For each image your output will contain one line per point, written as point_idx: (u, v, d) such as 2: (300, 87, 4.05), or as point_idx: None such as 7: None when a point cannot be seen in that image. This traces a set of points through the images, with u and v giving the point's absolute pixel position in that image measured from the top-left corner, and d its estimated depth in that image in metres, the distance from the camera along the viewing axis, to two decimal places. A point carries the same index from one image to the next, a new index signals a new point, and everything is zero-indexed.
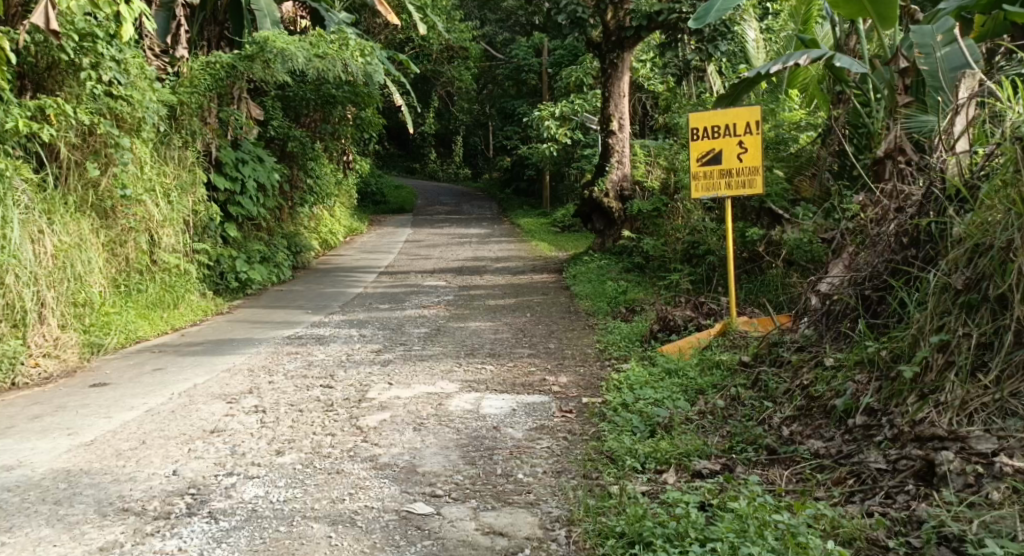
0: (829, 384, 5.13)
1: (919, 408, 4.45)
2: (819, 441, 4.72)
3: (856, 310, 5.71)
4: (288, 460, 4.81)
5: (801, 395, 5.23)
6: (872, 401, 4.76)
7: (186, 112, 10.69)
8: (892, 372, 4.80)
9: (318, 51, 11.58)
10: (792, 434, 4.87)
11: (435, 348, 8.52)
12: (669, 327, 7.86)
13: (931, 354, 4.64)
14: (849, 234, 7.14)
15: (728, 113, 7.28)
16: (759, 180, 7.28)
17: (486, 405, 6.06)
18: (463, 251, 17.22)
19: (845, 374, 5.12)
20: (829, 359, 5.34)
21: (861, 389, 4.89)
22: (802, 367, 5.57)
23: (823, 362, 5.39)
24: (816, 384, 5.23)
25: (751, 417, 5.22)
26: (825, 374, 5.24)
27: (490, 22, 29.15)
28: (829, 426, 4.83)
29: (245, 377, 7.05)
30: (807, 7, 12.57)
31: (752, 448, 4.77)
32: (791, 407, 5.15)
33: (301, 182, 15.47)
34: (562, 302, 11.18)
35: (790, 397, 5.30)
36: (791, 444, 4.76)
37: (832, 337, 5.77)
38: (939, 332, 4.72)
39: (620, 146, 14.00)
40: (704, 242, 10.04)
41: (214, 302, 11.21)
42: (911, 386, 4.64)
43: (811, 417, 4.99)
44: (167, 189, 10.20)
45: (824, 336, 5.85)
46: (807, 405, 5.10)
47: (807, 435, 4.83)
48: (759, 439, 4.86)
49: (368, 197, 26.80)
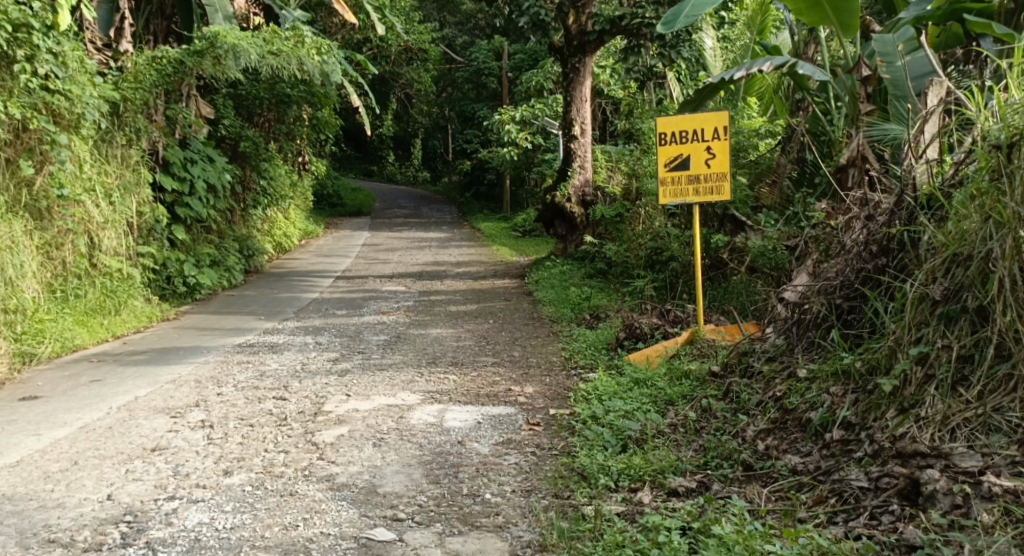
0: (804, 396, 4.95)
1: (900, 423, 4.30)
2: (796, 456, 4.53)
3: (828, 319, 5.47)
4: (237, 481, 4.52)
5: (775, 407, 5.04)
6: (850, 415, 4.59)
7: (130, 109, 10.34)
8: (870, 385, 4.64)
9: (272, 48, 11.28)
10: (767, 449, 4.66)
11: (396, 356, 8.27)
12: (635, 335, 7.67)
13: (909, 367, 4.48)
14: (814, 241, 6.94)
15: (696, 118, 7.09)
16: (727, 187, 7.07)
17: (450, 418, 5.82)
18: (423, 255, 16.95)
19: (820, 386, 4.94)
20: (803, 371, 5.13)
21: (838, 402, 4.72)
22: (773, 378, 5.34)
23: (797, 373, 5.19)
24: (790, 396, 5.04)
25: (724, 430, 5.02)
26: (799, 386, 5.05)
27: (449, 24, 28.95)
28: (805, 441, 4.65)
29: (192, 390, 6.74)
30: (764, 17, 12.61)
31: (726, 465, 4.57)
32: (765, 420, 4.95)
33: (254, 184, 15.10)
34: (524, 308, 10.96)
35: (764, 409, 5.11)
36: (767, 460, 4.57)
37: (804, 346, 5.55)
38: (917, 344, 4.56)
39: (582, 151, 13.81)
40: (667, 248, 9.85)
41: (161, 308, 10.87)
42: (890, 399, 4.49)
43: (786, 432, 4.80)
44: (109, 189, 9.95)
45: (796, 344, 5.62)
46: (782, 418, 4.91)
47: (784, 450, 4.63)
48: (734, 455, 4.65)
49: (324, 200, 26.41)
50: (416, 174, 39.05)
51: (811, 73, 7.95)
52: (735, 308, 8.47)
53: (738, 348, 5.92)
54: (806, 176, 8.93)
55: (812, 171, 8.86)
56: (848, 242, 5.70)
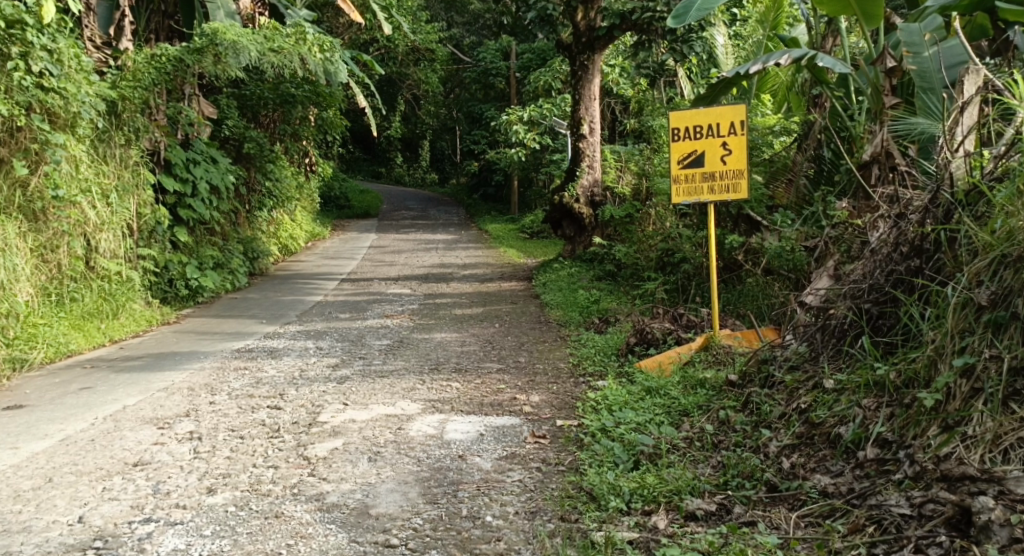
0: (832, 409, 4.61)
1: (944, 442, 3.96)
2: (826, 476, 4.20)
3: (860, 324, 5.12)
4: (219, 501, 4.21)
5: (800, 421, 4.70)
6: (885, 431, 4.26)
7: (128, 108, 10.09)
8: (908, 399, 4.31)
9: (272, 45, 11.02)
10: (793, 467, 4.34)
11: (398, 362, 7.97)
12: (646, 340, 7.35)
13: (954, 380, 4.13)
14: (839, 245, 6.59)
15: (712, 112, 6.75)
16: (744, 185, 6.74)
17: (451, 429, 5.50)
18: (429, 257, 16.65)
19: (849, 398, 4.61)
20: (829, 381, 4.80)
21: (870, 417, 4.40)
22: (798, 389, 4.99)
23: (823, 384, 4.85)
24: (816, 409, 4.71)
25: (744, 446, 4.69)
26: (826, 397, 4.71)
27: (457, 25, 28.66)
28: (835, 459, 4.32)
29: (182, 398, 6.45)
30: (778, 12, 12.25)
31: (748, 485, 4.24)
32: (789, 434, 4.61)
33: (258, 185, 14.89)
34: (532, 311, 10.66)
35: (787, 421, 4.77)
36: (794, 480, 4.24)
37: (831, 354, 5.19)
38: (962, 354, 4.21)
39: (591, 150, 13.47)
40: (678, 249, 9.51)
41: (161, 311, 10.60)
42: (931, 415, 4.14)
43: (813, 449, 4.46)
44: (107, 190, 9.66)
45: (821, 351, 5.26)
46: (808, 431, 4.58)
47: (811, 469, 4.30)
48: (759, 473, 4.32)
49: (331, 201, 26.16)
50: (423, 176, 38.76)
51: (830, 67, 7.61)
52: (750, 312, 8.13)
53: (757, 354, 5.57)
54: (824, 174, 8.65)
55: (829, 168, 8.59)
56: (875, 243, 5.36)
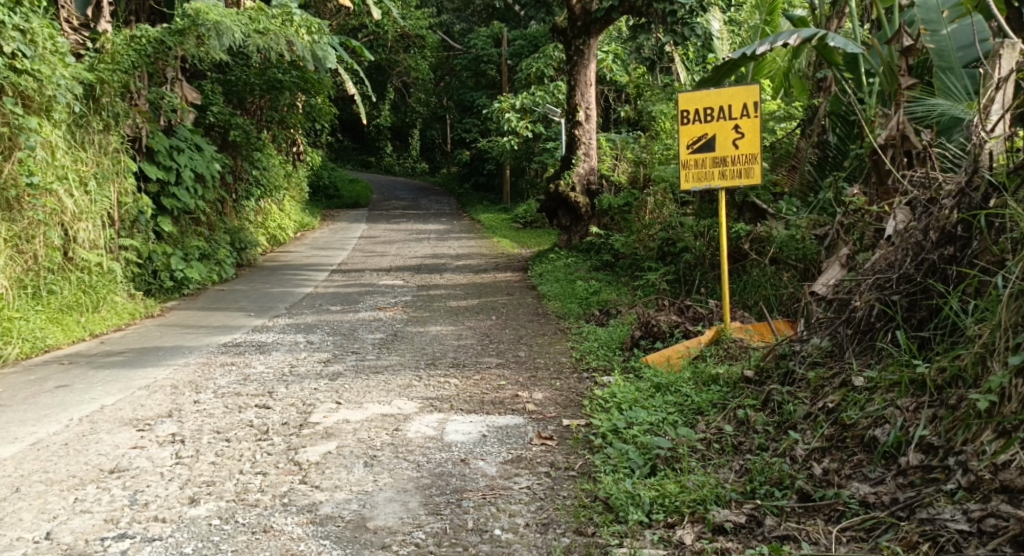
0: (864, 409, 4.31)
1: (1001, 450, 3.63)
2: (865, 483, 3.92)
3: (891, 317, 4.81)
4: (202, 513, 3.91)
5: (829, 422, 4.40)
6: (929, 435, 3.96)
7: (108, 93, 9.71)
8: (953, 400, 4.00)
9: (258, 27, 10.70)
10: (827, 473, 4.05)
11: (392, 357, 7.66)
12: (652, 334, 7.05)
13: (1008, 381, 3.78)
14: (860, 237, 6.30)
15: (723, 93, 6.43)
16: (758, 170, 6.46)
17: (451, 430, 5.19)
18: (421, 248, 16.31)
19: (883, 398, 4.31)
20: (859, 379, 4.50)
21: (911, 419, 4.10)
22: (824, 387, 4.68)
23: (852, 382, 4.54)
24: (846, 409, 4.40)
25: (769, 450, 4.39)
26: (857, 397, 4.41)
27: (447, 12, 28.26)
28: (873, 466, 4.02)
29: (164, 397, 6.12)
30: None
31: (779, 493, 3.96)
32: (817, 437, 4.31)
33: (246, 174, 14.54)
34: (529, 303, 10.34)
35: (814, 421, 4.48)
36: (829, 488, 3.95)
37: (857, 349, 4.89)
38: (1018, 352, 3.85)
39: (587, 137, 13.05)
40: (680, 239, 9.19)
41: (145, 303, 10.25)
42: (983, 419, 3.80)
43: (846, 453, 4.17)
44: (85, 178, 9.31)
45: (847, 346, 4.95)
46: (839, 433, 4.28)
47: (846, 476, 4.01)
48: (788, 480, 4.04)
49: (320, 192, 25.77)
50: (414, 165, 38.34)
51: (843, 47, 7.29)
52: (760, 303, 7.84)
53: (775, 348, 5.26)
54: (829, 160, 8.46)
55: (835, 154, 8.38)
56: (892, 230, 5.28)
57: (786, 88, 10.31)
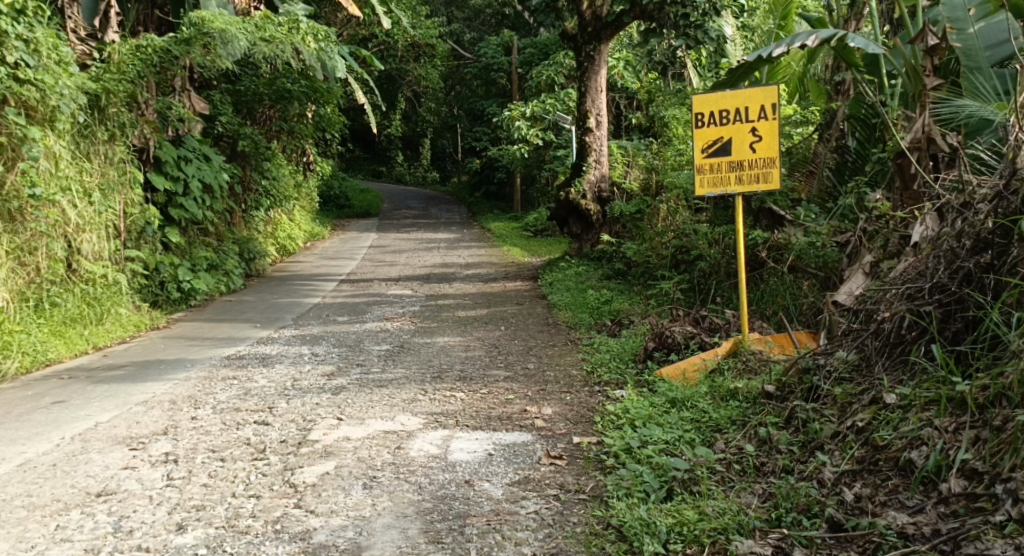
0: (896, 429, 4.06)
1: None
2: (901, 512, 3.68)
3: (924, 328, 4.55)
4: (189, 542, 3.74)
5: (859, 442, 4.14)
6: (972, 460, 3.71)
7: (114, 103, 9.54)
8: (998, 421, 3.74)
9: (263, 35, 10.53)
10: (859, 500, 3.80)
11: (398, 370, 7.43)
12: (666, 345, 6.81)
13: None
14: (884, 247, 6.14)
15: (739, 95, 6.20)
16: (775, 175, 6.19)
17: (455, 448, 4.96)
18: (431, 257, 16.11)
19: (919, 417, 4.05)
20: (892, 397, 4.23)
21: (951, 442, 3.84)
22: (853, 405, 4.40)
23: (882, 399, 4.29)
24: (877, 428, 4.14)
25: (794, 472, 4.14)
26: (890, 416, 4.14)
27: (457, 20, 28.10)
28: (909, 492, 3.77)
29: (162, 412, 5.90)
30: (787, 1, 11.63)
31: (807, 523, 3.75)
32: (847, 458, 4.07)
33: (255, 184, 14.37)
34: (539, 313, 10.10)
35: (842, 441, 4.22)
36: (862, 516, 3.71)
37: (888, 363, 4.61)
38: None
39: (598, 144, 12.82)
40: (694, 246, 8.93)
41: (151, 315, 10.06)
42: None
43: (879, 477, 3.92)
44: (88, 188, 9.13)
45: (876, 359, 4.68)
46: (870, 455, 4.03)
47: (881, 503, 3.77)
48: (817, 507, 3.81)
49: (331, 201, 25.62)
50: (424, 174, 38.16)
51: (863, 47, 7.09)
52: (779, 313, 7.58)
53: (798, 362, 5.00)
54: (849, 165, 8.29)
55: (855, 159, 8.25)
56: (920, 237, 5.13)
57: (802, 92, 10.07)
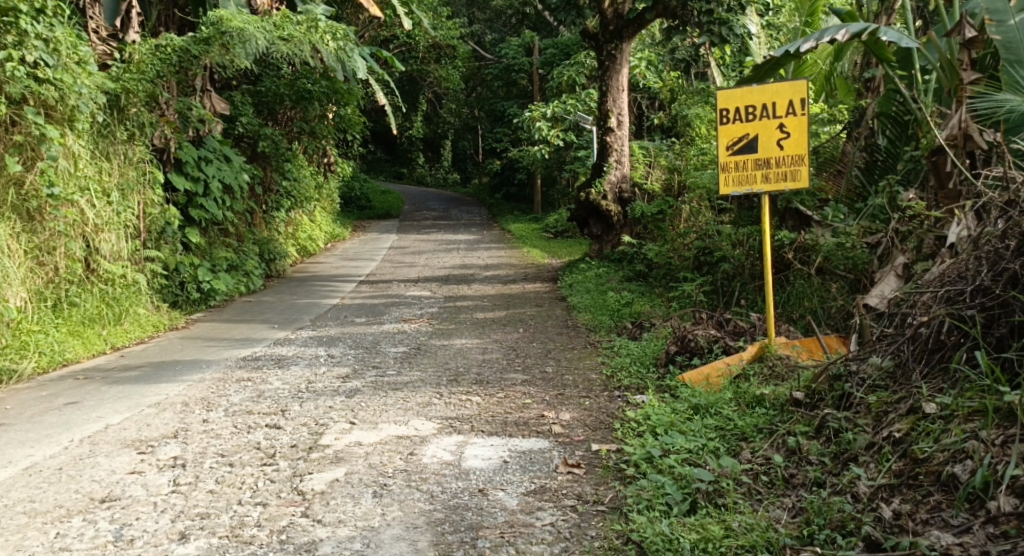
0: (938, 441, 3.86)
1: None
2: (945, 531, 3.49)
3: (966, 334, 4.36)
4: (191, 552, 3.62)
5: (897, 454, 3.95)
6: (1022, 475, 3.49)
7: (133, 102, 9.46)
8: None
9: (282, 33, 10.39)
10: (899, 517, 3.60)
11: (414, 373, 7.29)
12: (689, 349, 6.64)
13: None
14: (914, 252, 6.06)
15: (767, 90, 6.01)
16: (804, 173, 6.00)
17: (470, 455, 4.80)
18: (450, 258, 15.98)
19: (962, 429, 3.84)
20: (932, 406, 4.04)
21: (998, 455, 3.63)
22: (890, 415, 4.19)
23: (922, 408, 4.09)
24: (917, 439, 3.94)
25: (826, 486, 3.95)
26: (931, 427, 3.94)
27: (478, 21, 27.94)
28: (954, 510, 3.58)
29: (174, 414, 5.76)
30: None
31: (842, 541, 3.56)
32: (884, 472, 3.87)
33: (275, 185, 14.29)
34: (558, 315, 9.93)
35: (878, 452, 4.03)
36: (901, 535, 3.53)
37: (926, 371, 4.43)
38: None
39: (619, 144, 12.64)
40: (717, 248, 8.73)
41: (170, 315, 9.97)
42: None
43: (919, 492, 3.72)
44: (107, 189, 9.04)
45: (913, 366, 4.49)
46: (909, 468, 3.83)
47: (923, 521, 3.57)
48: (852, 524, 3.63)
49: (352, 202, 25.56)
50: (445, 175, 38.07)
51: (896, 41, 6.96)
52: (806, 316, 7.37)
53: (827, 368, 4.85)
54: (878, 164, 8.15)
55: (885, 158, 8.10)
56: (956, 238, 5.33)
57: (829, 91, 9.86)
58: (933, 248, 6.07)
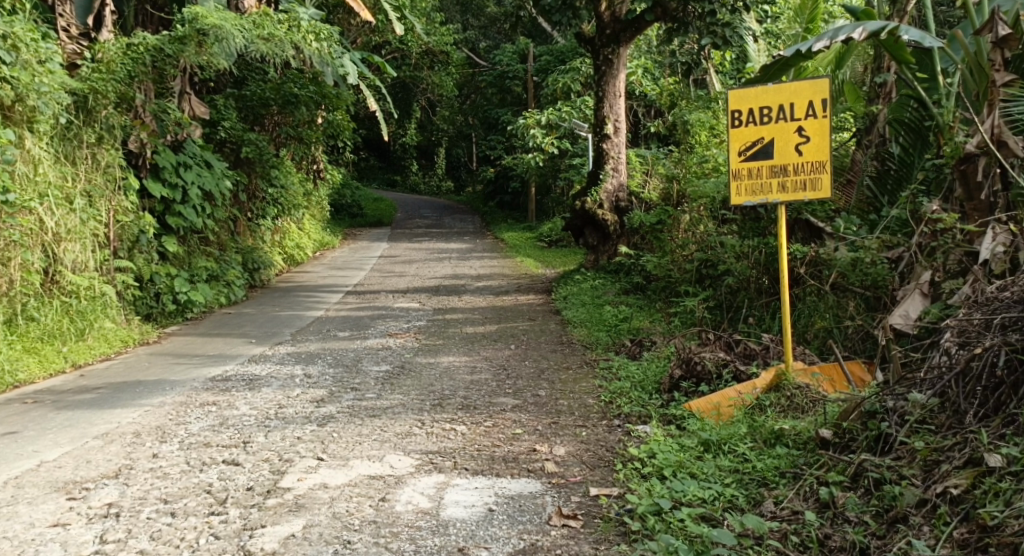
0: (1009, 504, 3.36)
1: None
2: None
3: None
4: None
5: (957, 517, 3.48)
6: None
7: (102, 103, 8.78)
8: None
9: (261, 32, 9.77)
10: None
11: (395, 396, 6.67)
12: (696, 374, 6.05)
13: None
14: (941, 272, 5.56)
15: (784, 89, 5.45)
16: (825, 182, 5.43)
17: (451, 501, 4.23)
18: (441, 268, 15.37)
19: None
20: (995, 458, 3.54)
21: None
22: (943, 466, 3.69)
23: (983, 460, 3.60)
24: (984, 504, 3.44)
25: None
26: (999, 487, 3.43)
27: (472, 27, 27.31)
28: None
29: (120, 447, 5.13)
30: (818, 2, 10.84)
31: None
32: (944, 540, 3.40)
33: (260, 191, 13.69)
34: (552, 330, 9.33)
35: (932, 514, 3.55)
36: None
37: (980, 413, 3.88)
38: None
39: (616, 151, 12.02)
40: (721, 260, 8.12)
41: (141, 328, 9.29)
42: None
43: None
44: (70, 195, 8.38)
45: (965, 407, 3.94)
46: (975, 537, 3.36)
47: None
48: None
49: (343, 210, 24.93)
50: (439, 184, 37.43)
51: (918, 40, 6.45)
52: (821, 336, 6.81)
53: (860, 404, 4.36)
54: (891, 175, 7.53)
55: (898, 168, 7.48)
56: (989, 253, 5.14)
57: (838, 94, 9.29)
58: (963, 264, 5.54)
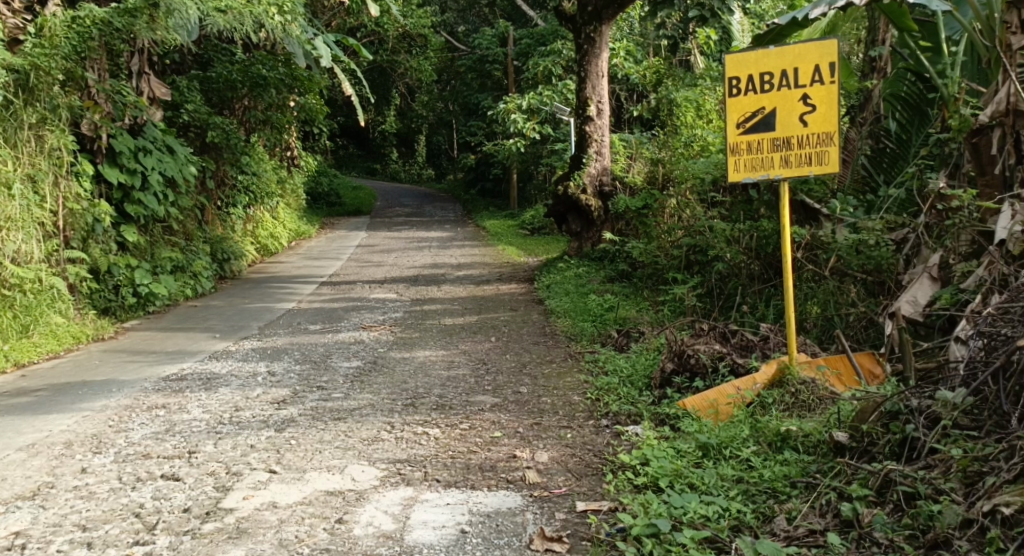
0: None
1: None
2: None
3: None
4: None
5: (1013, 541, 3.04)
6: None
7: (44, 82, 8.13)
8: None
9: (219, 3, 9.03)
10: None
11: (363, 396, 6.11)
12: (690, 368, 5.53)
13: None
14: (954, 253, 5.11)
15: (787, 52, 4.94)
16: (833, 155, 4.91)
17: (419, 521, 3.75)
18: (420, 257, 14.79)
19: None
20: None
21: None
22: (990, 480, 3.25)
23: None
24: None
25: None
26: None
27: (451, 10, 26.62)
28: None
29: (46, 460, 4.57)
30: None
31: None
32: None
33: (230, 178, 13.05)
34: (535, 320, 8.80)
35: (980, 536, 3.13)
36: None
37: None
38: None
39: (599, 133, 11.45)
40: (710, 245, 7.60)
41: (96, 323, 8.66)
42: None
43: None
44: (9, 181, 7.73)
45: (1012, 411, 3.48)
46: None
47: None
48: None
49: (321, 198, 24.28)
50: (419, 171, 36.80)
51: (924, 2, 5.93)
52: (822, 325, 6.31)
53: (880, 405, 3.89)
54: (886, 153, 7.02)
55: (895, 146, 6.97)
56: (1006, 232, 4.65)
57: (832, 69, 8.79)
58: (975, 246, 5.05)
